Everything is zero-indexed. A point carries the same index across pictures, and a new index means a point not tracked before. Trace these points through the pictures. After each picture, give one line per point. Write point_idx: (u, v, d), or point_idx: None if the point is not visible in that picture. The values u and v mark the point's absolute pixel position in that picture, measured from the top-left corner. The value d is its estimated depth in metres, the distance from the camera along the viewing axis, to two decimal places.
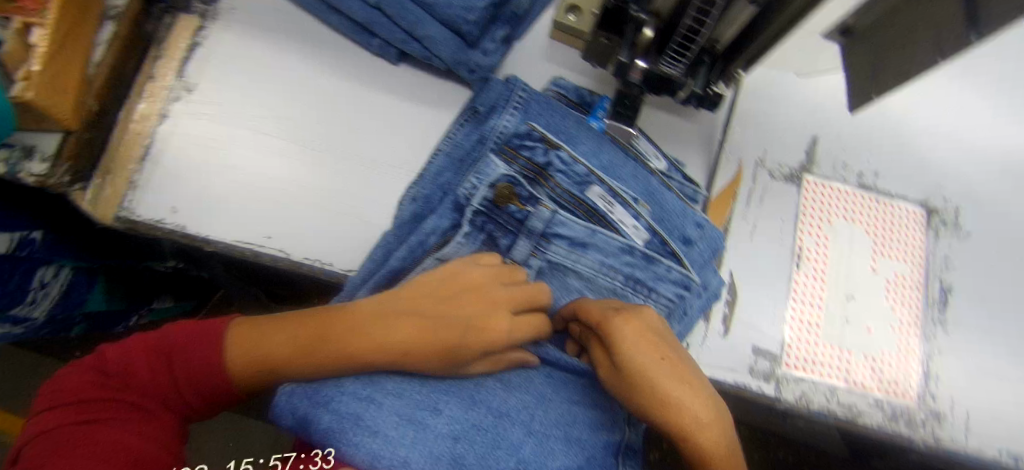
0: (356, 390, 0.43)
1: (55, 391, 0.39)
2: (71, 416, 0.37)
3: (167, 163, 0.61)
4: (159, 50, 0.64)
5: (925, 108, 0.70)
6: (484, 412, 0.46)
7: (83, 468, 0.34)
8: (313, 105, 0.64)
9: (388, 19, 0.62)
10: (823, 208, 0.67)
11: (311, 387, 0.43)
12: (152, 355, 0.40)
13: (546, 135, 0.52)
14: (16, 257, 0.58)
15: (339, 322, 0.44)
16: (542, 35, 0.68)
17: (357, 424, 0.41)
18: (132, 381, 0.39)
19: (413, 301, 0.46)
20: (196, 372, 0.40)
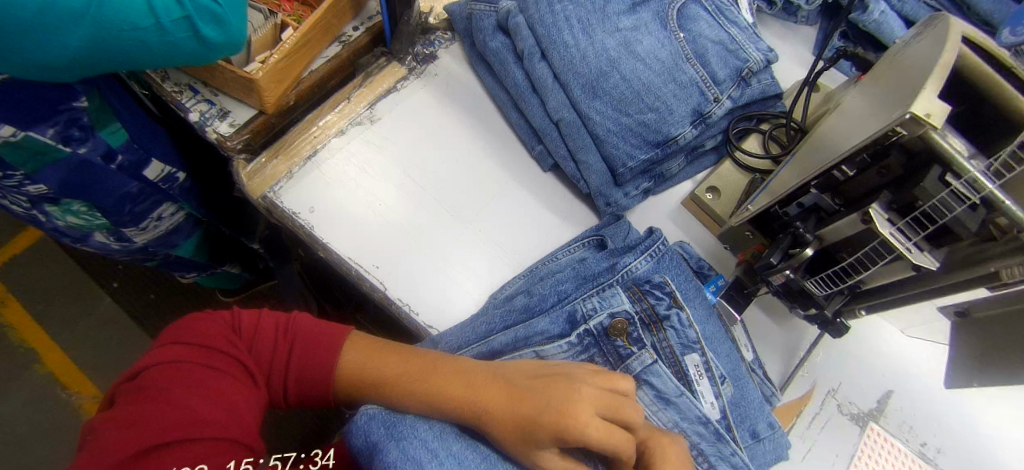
0: (426, 438, 0.43)
1: (192, 328, 0.47)
2: (198, 356, 0.44)
3: (326, 168, 0.66)
4: (362, 81, 0.72)
5: (1008, 410, 0.70)
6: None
7: (192, 402, 0.40)
8: (464, 172, 0.69)
9: (559, 136, 0.69)
10: (879, 463, 0.66)
11: (391, 417, 0.44)
12: (279, 336, 0.49)
13: (675, 293, 0.55)
14: (157, 187, 0.68)
15: (435, 367, 0.48)
16: (676, 198, 0.73)
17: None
18: (253, 347, 0.48)
19: (506, 391, 0.46)
20: (309, 364, 0.48)
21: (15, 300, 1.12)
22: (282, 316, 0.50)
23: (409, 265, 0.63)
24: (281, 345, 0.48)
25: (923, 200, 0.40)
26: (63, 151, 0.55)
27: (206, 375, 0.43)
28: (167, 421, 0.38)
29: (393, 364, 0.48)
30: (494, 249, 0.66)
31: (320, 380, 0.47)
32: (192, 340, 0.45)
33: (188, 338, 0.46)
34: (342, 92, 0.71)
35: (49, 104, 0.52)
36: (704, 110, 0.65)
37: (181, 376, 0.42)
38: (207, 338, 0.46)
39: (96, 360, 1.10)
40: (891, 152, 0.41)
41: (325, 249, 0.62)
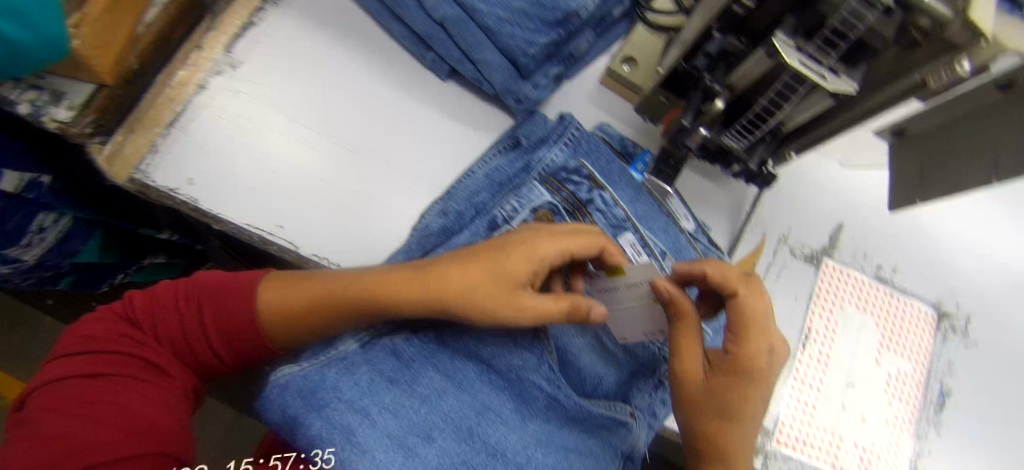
0: (350, 398, 0.41)
1: (83, 336, 0.43)
2: (91, 366, 0.41)
3: (194, 132, 0.59)
4: (209, 23, 0.62)
5: (952, 216, 0.72)
6: (478, 448, 0.43)
7: (86, 423, 0.37)
8: (355, 101, 0.62)
9: (448, 37, 0.60)
10: (839, 294, 0.68)
11: (308, 382, 0.42)
12: (184, 308, 0.44)
13: (593, 173, 0.53)
14: (22, 198, 0.61)
15: (352, 284, 0.43)
16: (594, 77, 0.66)
17: (348, 440, 0.39)
18: (159, 334, 0.44)
19: (431, 280, 0.43)
20: (227, 323, 0.43)
21: None
22: (182, 288, 0.46)
23: (316, 215, 0.58)
24: (187, 321, 0.44)
25: (829, 16, 0.34)
26: None
27: (105, 385, 0.40)
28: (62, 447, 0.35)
29: (313, 292, 0.44)
30: (408, 178, 0.61)
31: (247, 338, 0.44)
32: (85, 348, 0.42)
33: (82, 347, 0.42)
34: (190, 42, 0.61)
35: None
36: None
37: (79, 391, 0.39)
38: (100, 342, 0.42)
39: None
40: None
41: (221, 222, 0.57)
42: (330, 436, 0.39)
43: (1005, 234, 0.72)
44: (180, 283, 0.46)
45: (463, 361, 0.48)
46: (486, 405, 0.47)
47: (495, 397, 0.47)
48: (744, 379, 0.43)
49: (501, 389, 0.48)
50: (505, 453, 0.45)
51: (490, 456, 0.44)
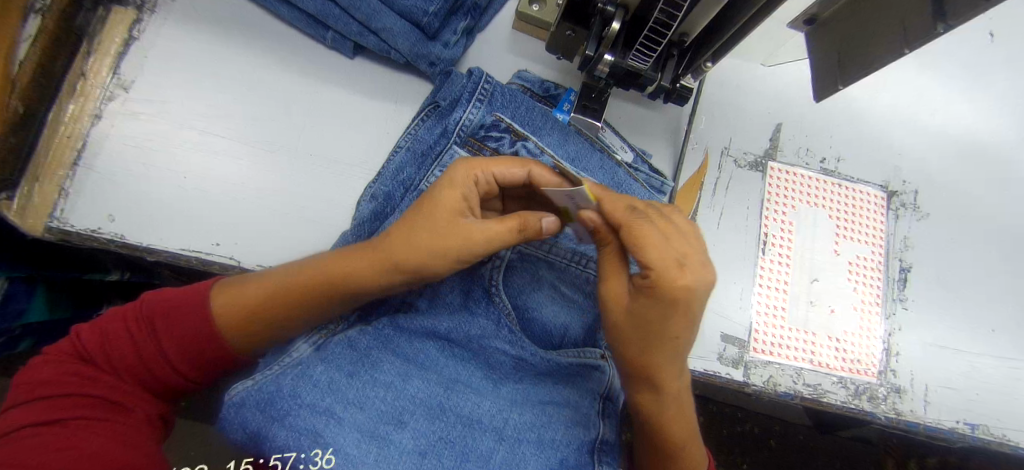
0: (313, 402, 0.41)
1: (29, 382, 0.39)
2: (40, 414, 0.37)
3: (100, 166, 0.55)
4: (88, 48, 0.58)
5: (882, 95, 0.73)
6: (453, 422, 0.45)
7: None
8: (263, 98, 0.59)
9: (342, 11, 0.57)
10: (788, 194, 0.69)
11: (263, 395, 0.40)
12: (134, 329, 0.41)
13: (512, 125, 0.52)
14: None
15: (325, 268, 0.43)
16: (505, 25, 0.64)
17: (317, 442, 0.40)
18: (114, 365, 0.41)
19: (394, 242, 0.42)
20: (181, 335, 0.41)
21: None
22: (130, 311, 0.42)
23: (247, 226, 0.56)
24: (141, 346, 0.41)
25: None
26: None
27: (57, 432, 0.36)
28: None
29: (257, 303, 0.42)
30: (335, 166, 0.59)
31: (209, 353, 0.42)
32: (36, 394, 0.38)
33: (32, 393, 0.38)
34: (71, 72, 0.57)
35: None
36: None
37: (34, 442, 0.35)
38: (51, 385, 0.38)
39: None
40: None
41: (152, 252, 0.54)
42: (298, 443, 0.39)
43: (935, 101, 0.74)
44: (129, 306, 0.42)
45: (424, 341, 0.48)
46: (454, 380, 0.47)
47: (462, 369, 0.48)
48: (663, 305, 0.40)
49: (464, 359, 0.49)
50: (481, 419, 0.46)
51: (465, 426, 0.45)
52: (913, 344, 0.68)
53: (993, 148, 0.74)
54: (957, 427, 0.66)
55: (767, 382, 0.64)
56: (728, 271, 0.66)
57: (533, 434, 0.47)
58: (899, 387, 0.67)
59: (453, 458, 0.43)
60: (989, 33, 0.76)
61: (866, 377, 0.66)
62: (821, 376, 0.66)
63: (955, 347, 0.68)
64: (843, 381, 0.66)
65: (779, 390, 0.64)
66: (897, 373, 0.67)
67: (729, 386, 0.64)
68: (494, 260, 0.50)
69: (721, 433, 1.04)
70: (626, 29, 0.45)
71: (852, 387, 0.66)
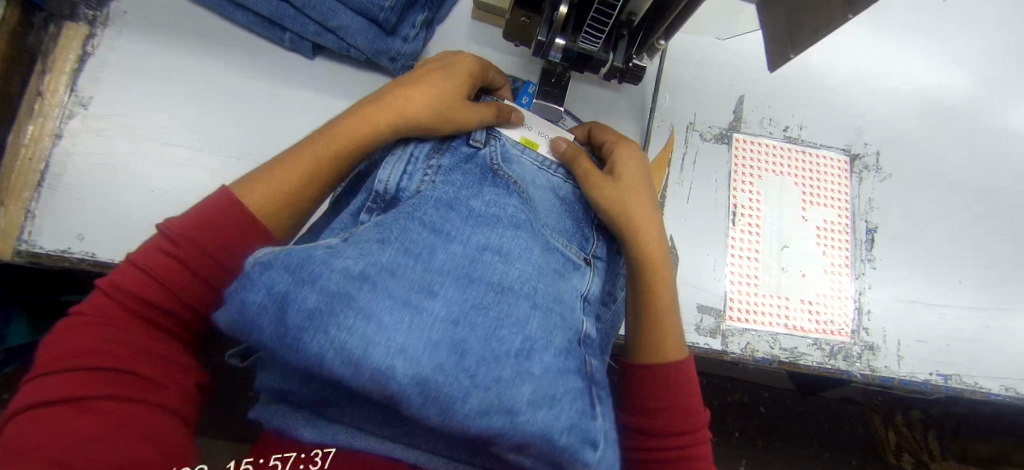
0: (342, 265, 0.34)
1: (49, 350, 0.35)
2: (66, 389, 0.33)
3: (65, 185, 0.54)
4: (42, 67, 0.57)
5: (839, 60, 0.75)
6: (484, 289, 0.39)
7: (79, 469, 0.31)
8: (226, 105, 0.59)
9: (297, 12, 0.56)
10: (754, 164, 0.70)
11: (294, 259, 0.34)
12: (155, 275, 0.37)
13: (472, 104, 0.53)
14: None
15: (336, 135, 0.45)
16: (464, 16, 0.64)
17: (346, 304, 0.33)
18: (132, 333, 0.36)
19: (394, 111, 0.45)
20: (208, 264, 0.39)
21: None
22: (140, 257, 0.38)
23: None
24: (164, 294, 0.38)
25: None
26: None
27: (89, 413, 0.33)
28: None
29: (301, 162, 0.44)
30: None
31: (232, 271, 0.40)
32: (53, 367, 0.34)
33: (45, 369, 0.34)
34: (28, 93, 0.56)
35: None
36: None
37: (53, 427, 0.32)
38: (82, 355, 0.34)
39: None
40: None
41: None
42: (281, 338, 0.32)
43: (891, 63, 0.75)
44: (153, 239, 0.38)
45: (439, 212, 0.42)
46: (453, 197, 0.44)
47: (489, 237, 0.42)
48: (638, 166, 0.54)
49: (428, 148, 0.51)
50: (496, 215, 0.44)
51: (497, 294, 0.39)
52: (884, 302, 0.70)
53: (949, 105, 0.76)
54: (930, 379, 0.69)
55: (745, 349, 0.66)
56: (701, 244, 0.67)
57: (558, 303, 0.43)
58: (872, 344, 0.69)
59: (482, 356, 0.35)
60: None
61: (840, 337, 0.68)
62: (797, 339, 0.67)
63: (924, 301, 0.71)
64: (819, 343, 0.68)
65: (758, 356, 0.66)
66: (869, 331, 0.69)
67: (709, 356, 0.66)
68: (487, 149, 0.49)
69: (711, 403, 1.06)
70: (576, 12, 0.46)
71: (828, 348, 0.68)
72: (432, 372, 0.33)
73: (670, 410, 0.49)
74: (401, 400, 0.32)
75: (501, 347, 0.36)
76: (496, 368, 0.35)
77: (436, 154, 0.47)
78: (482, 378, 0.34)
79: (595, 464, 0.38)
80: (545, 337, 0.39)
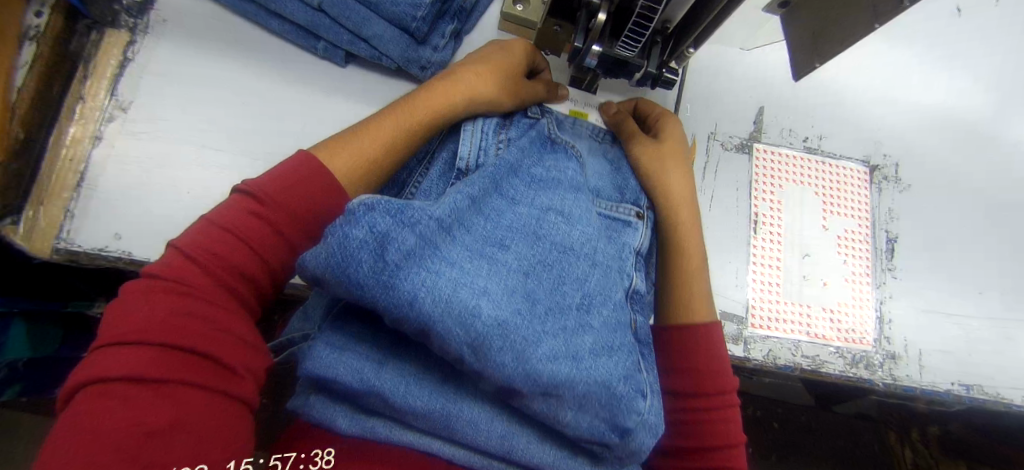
0: (429, 210, 0.37)
1: (129, 319, 0.35)
2: (148, 366, 0.33)
3: (103, 185, 0.55)
4: (84, 71, 0.59)
5: (857, 73, 0.76)
6: (548, 247, 0.44)
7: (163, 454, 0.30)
8: (260, 110, 0.60)
9: (332, 21, 0.58)
10: (774, 174, 0.71)
11: (393, 205, 0.35)
12: (247, 239, 0.39)
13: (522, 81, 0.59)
14: None
15: (415, 111, 0.49)
16: (490, 28, 0.66)
17: (434, 253, 0.36)
18: (215, 306, 0.37)
19: (471, 88, 0.50)
20: (299, 223, 0.42)
21: None
22: (225, 221, 0.39)
23: None
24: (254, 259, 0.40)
25: None
26: None
27: (168, 397, 0.32)
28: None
29: (382, 133, 0.47)
30: None
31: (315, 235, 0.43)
32: (125, 335, 0.34)
33: (118, 339, 0.34)
34: (69, 98, 0.58)
35: None
36: None
37: (131, 405, 0.31)
38: (164, 328, 0.34)
39: None
40: None
41: None
42: (379, 276, 0.33)
43: (908, 75, 0.77)
44: (239, 200, 0.41)
45: (508, 176, 0.46)
46: (517, 162, 0.48)
47: (551, 200, 0.47)
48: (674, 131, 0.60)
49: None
50: (557, 179, 0.49)
51: (561, 252, 0.44)
52: (905, 312, 0.70)
53: (967, 117, 0.77)
54: (953, 389, 0.68)
55: (767, 356, 0.66)
56: (723, 251, 0.68)
57: (615, 264, 0.48)
58: (894, 353, 0.69)
59: (550, 303, 0.41)
60: (957, 8, 0.79)
61: (861, 346, 0.68)
62: (818, 347, 0.68)
63: (945, 312, 0.71)
64: (840, 351, 0.68)
65: (779, 363, 0.66)
66: (891, 341, 0.69)
67: (731, 363, 0.66)
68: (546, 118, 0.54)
69: None
70: (612, 20, 0.47)
71: (849, 357, 0.68)
72: (509, 315, 0.37)
73: (695, 371, 0.51)
74: (482, 346, 0.35)
75: (564, 300, 0.42)
76: (561, 318, 0.41)
77: (504, 129, 0.51)
78: (551, 326, 0.40)
79: (645, 414, 0.43)
80: (603, 294, 0.45)
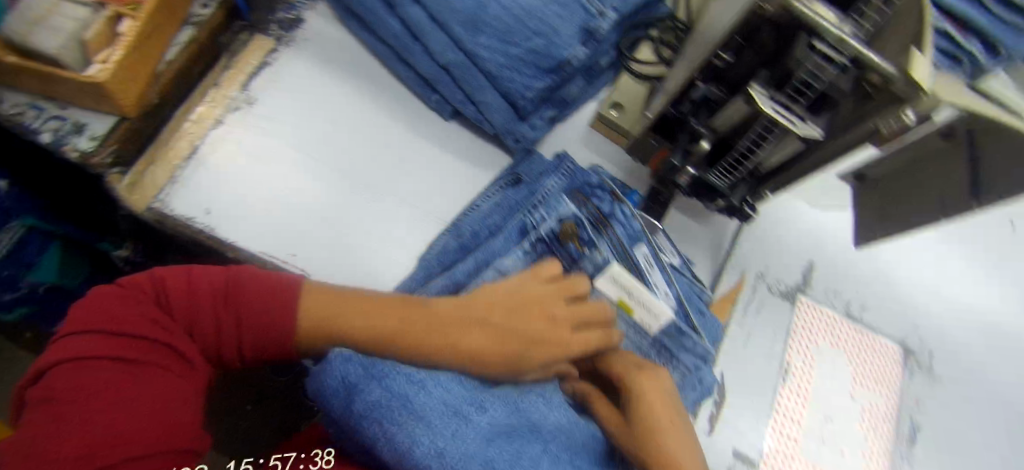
0: (409, 373, 0.46)
1: (98, 311, 0.42)
2: (100, 352, 0.39)
3: (211, 163, 0.62)
4: (228, 63, 0.66)
5: (908, 256, 0.79)
6: (522, 421, 0.47)
7: (71, 429, 0.35)
8: (364, 136, 0.66)
9: (452, 81, 0.66)
10: (813, 329, 0.72)
11: (372, 366, 0.47)
12: (216, 301, 0.45)
13: (614, 190, 0.62)
14: None
15: (426, 314, 0.51)
16: (582, 123, 0.72)
17: (402, 405, 0.44)
18: (166, 328, 0.43)
19: (487, 309, 0.53)
20: (266, 323, 0.45)
21: None
22: (210, 275, 0.47)
23: (324, 245, 0.62)
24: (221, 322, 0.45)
25: (796, 69, 0.41)
26: None
27: (98, 378, 0.38)
28: (70, 444, 0.34)
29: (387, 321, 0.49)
30: (414, 210, 0.66)
31: (278, 338, 0.46)
32: (81, 326, 0.41)
33: (84, 326, 0.41)
34: (207, 81, 0.65)
35: None
36: (589, 26, 0.62)
37: (79, 377, 0.38)
38: (121, 323, 0.41)
39: None
40: (762, 30, 0.41)
41: (234, 249, 0.59)
42: (349, 417, 0.45)
43: (957, 272, 0.79)
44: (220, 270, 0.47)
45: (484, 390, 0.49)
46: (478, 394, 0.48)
47: (533, 388, 0.52)
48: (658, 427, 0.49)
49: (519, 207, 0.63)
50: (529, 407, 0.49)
51: (529, 430, 0.46)
52: None
53: (1010, 328, 0.78)
54: None
55: None
56: (750, 390, 0.68)
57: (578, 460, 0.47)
58: None
59: None
60: (1011, 224, 0.83)
61: None
62: None
63: None
64: None
65: None
66: None
67: None
68: (587, 253, 0.59)
69: None
70: (712, 149, 0.51)
71: None
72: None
73: None
74: None
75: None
76: None
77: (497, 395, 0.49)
78: None
79: None
80: None
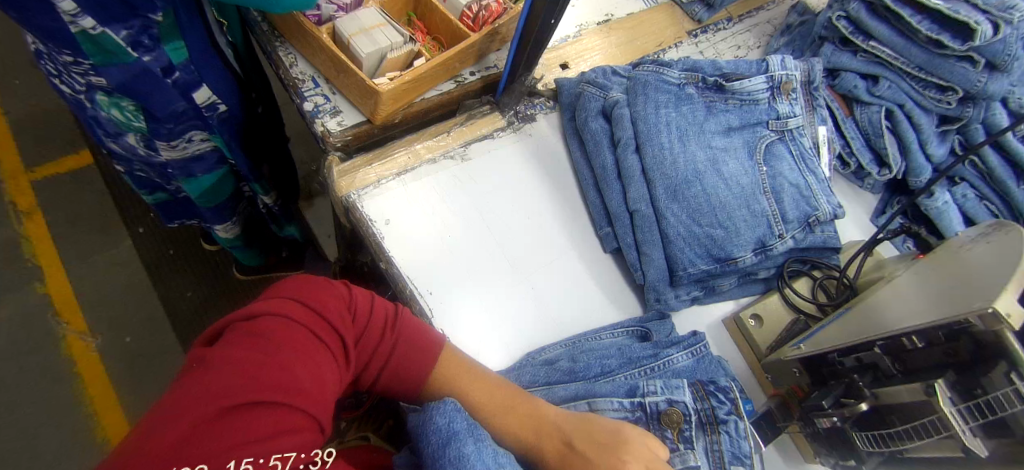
0: (497, 452, 0.44)
1: (311, 291, 0.47)
2: (300, 319, 0.43)
3: (412, 187, 0.71)
4: (463, 121, 0.78)
5: None
6: None
7: (254, 370, 0.37)
8: (534, 228, 0.73)
9: (630, 225, 0.71)
10: None
11: (471, 426, 0.45)
12: (385, 329, 0.50)
13: (738, 402, 0.58)
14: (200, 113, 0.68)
15: (527, 407, 0.52)
16: (716, 314, 0.75)
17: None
18: (348, 327, 0.47)
19: (582, 431, 0.50)
20: (407, 362, 0.50)
21: (74, 232, 1.23)
22: (390, 307, 0.52)
23: (459, 298, 0.66)
24: (377, 350, 0.49)
25: (986, 393, 0.42)
26: (129, 55, 0.57)
27: (290, 337, 0.41)
28: (256, 380, 0.37)
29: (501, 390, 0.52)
30: (542, 310, 0.69)
31: (412, 378, 0.50)
32: (291, 294, 0.46)
33: (295, 295, 0.45)
34: (442, 126, 0.77)
35: (130, 7, 0.54)
36: (767, 241, 0.69)
37: (276, 330, 0.41)
38: (321, 305, 0.46)
39: (108, 298, 1.18)
40: (961, 339, 0.44)
41: (389, 262, 0.66)
42: (435, 458, 0.43)
43: None
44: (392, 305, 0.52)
45: None
46: None
47: None
48: None
49: (637, 362, 0.63)
50: None
51: None
52: None
53: None
54: None
55: None
56: None
57: None
58: None
59: None
60: None
61: None
62: None
63: None
64: None
65: None
66: None
67: None
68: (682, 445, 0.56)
69: None
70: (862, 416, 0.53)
71: None
72: None
73: None
74: None
75: None
76: None
77: None
78: None
79: None
80: None
